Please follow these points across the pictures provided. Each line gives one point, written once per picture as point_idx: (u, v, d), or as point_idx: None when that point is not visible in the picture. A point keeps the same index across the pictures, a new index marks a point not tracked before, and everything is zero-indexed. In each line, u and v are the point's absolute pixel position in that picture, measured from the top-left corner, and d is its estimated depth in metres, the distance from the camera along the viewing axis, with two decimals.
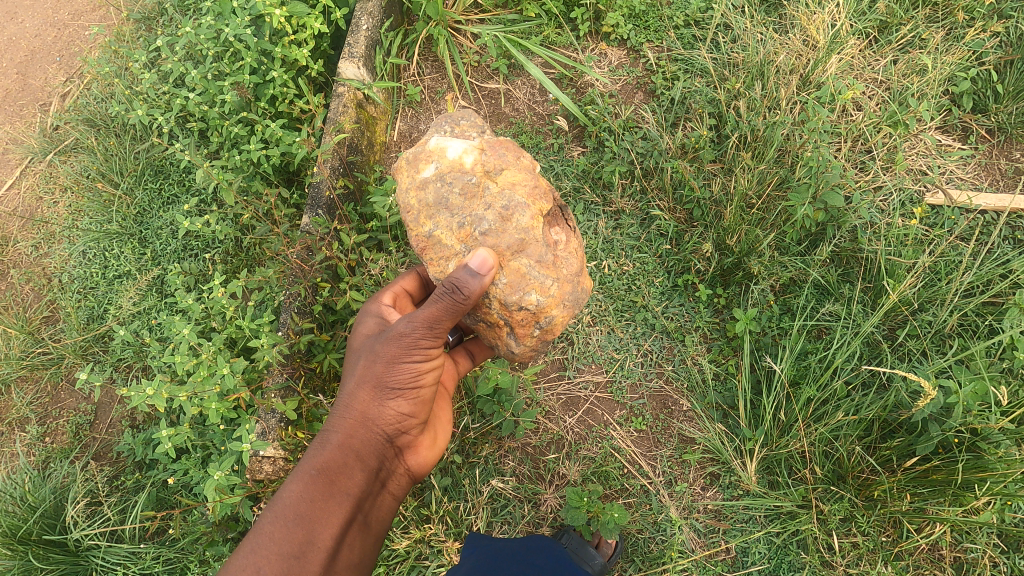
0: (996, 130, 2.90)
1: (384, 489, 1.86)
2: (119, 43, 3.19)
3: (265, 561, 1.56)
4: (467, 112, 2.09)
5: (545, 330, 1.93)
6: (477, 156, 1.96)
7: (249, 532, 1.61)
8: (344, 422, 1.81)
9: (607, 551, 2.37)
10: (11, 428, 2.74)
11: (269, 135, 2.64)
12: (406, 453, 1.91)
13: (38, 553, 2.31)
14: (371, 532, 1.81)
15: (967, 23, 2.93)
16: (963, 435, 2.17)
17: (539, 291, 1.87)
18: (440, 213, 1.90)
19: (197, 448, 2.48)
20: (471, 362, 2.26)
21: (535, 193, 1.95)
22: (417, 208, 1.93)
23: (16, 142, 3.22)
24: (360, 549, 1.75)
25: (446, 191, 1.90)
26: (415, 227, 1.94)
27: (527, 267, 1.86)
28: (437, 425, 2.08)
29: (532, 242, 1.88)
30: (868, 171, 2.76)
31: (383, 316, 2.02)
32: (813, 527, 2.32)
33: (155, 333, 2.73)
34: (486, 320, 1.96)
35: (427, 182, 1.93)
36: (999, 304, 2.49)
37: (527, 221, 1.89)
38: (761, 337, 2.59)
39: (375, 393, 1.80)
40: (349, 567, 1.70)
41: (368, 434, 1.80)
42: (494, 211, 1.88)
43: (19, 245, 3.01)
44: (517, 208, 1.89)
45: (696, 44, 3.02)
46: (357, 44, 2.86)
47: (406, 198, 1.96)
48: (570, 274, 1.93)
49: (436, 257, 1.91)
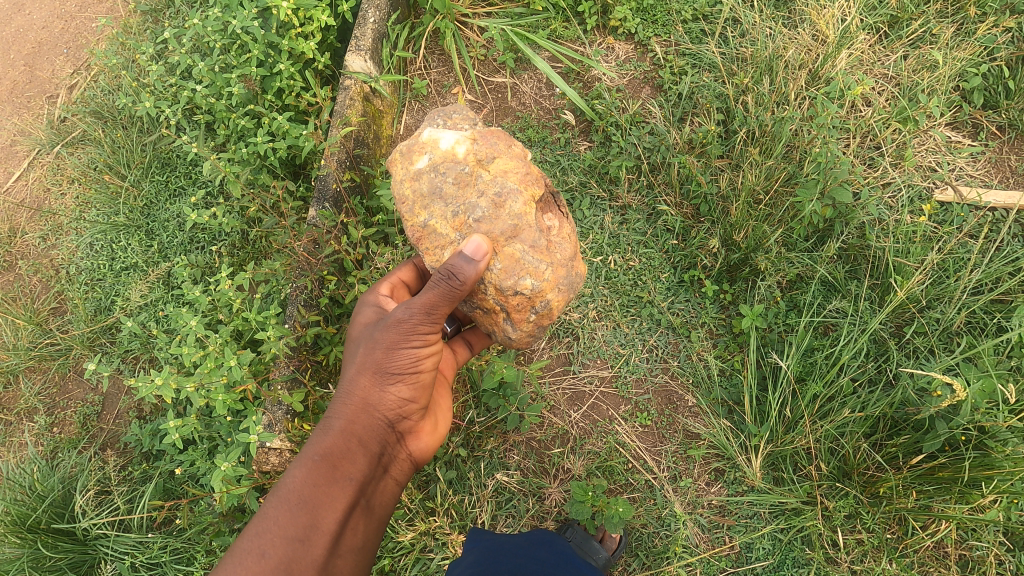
0: (1007, 127, 2.87)
1: (387, 474, 1.86)
2: (126, 35, 3.18)
3: (269, 547, 1.56)
4: (459, 106, 2.07)
5: (541, 314, 1.93)
6: (468, 146, 1.95)
7: (254, 517, 1.61)
8: (345, 409, 1.81)
9: (611, 545, 2.38)
10: (20, 418, 2.77)
11: (276, 128, 2.63)
12: (408, 438, 1.92)
13: (47, 541, 2.32)
14: (376, 516, 1.81)
15: (979, 19, 2.91)
16: (971, 432, 2.16)
17: (534, 276, 1.86)
18: (434, 203, 1.90)
19: (203, 439, 2.50)
20: (469, 351, 2.26)
21: (528, 180, 1.95)
22: (411, 199, 1.94)
23: (23, 134, 3.22)
24: (365, 532, 1.75)
25: (440, 181, 1.91)
26: (411, 217, 1.95)
27: (521, 252, 1.85)
28: (438, 412, 2.09)
29: (526, 228, 1.88)
30: (877, 167, 2.75)
31: (381, 306, 2.02)
32: (819, 524, 2.31)
33: (162, 325, 2.75)
34: (483, 306, 1.96)
35: (421, 174, 1.93)
36: (1008, 301, 2.47)
37: (520, 208, 1.88)
38: (768, 333, 2.58)
39: (376, 379, 1.80)
40: (354, 550, 1.70)
41: (370, 419, 1.80)
42: (487, 199, 1.88)
43: (28, 237, 3.03)
44: (510, 195, 1.89)
45: (704, 39, 3.00)
46: (364, 37, 2.87)
47: (401, 189, 1.97)
48: (564, 259, 1.93)
49: (432, 246, 1.91)
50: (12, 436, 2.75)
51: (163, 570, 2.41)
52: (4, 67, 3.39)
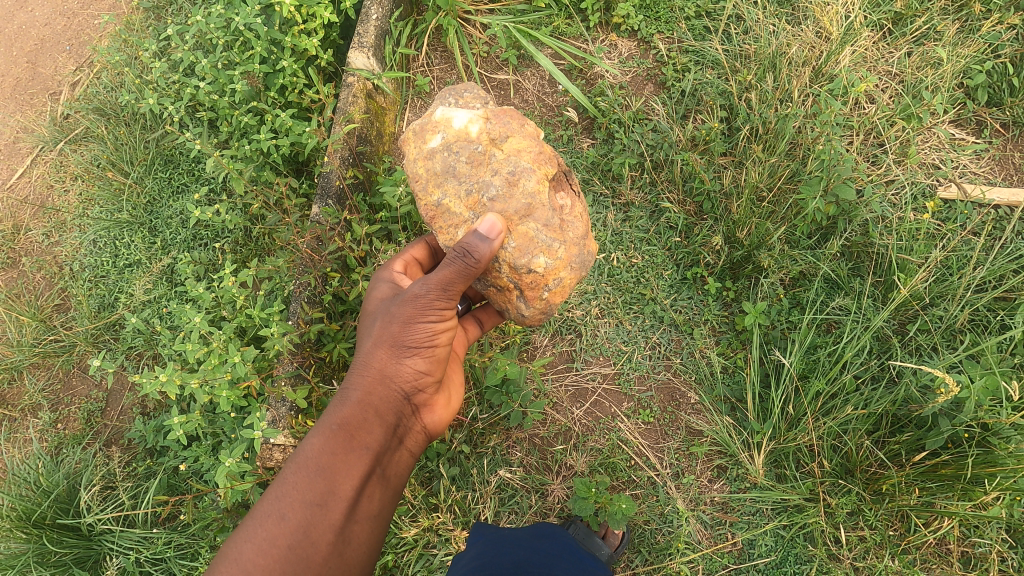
0: (1011, 125, 2.87)
1: (402, 446, 1.85)
2: (129, 32, 3.18)
3: (288, 509, 1.56)
4: (471, 85, 2.09)
5: (553, 292, 1.95)
6: (481, 125, 1.96)
7: (273, 482, 1.61)
8: (362, 380, 1.80)
9: (614, 542, 2.39)
10: (23, 414, 2.77)
11: (279, 125, 2.64)
12: (422, 411, 1.91)
13: (52, 537, 2.33)
14: (392, 486, 1.81)
15: (984, 15, 2.90)
16: (973, 430, 2.15)
17: (547, 254, 1.88)
18: (448, 182, 1.92)
19: (207, 435, 2.50)
20: (480, 329, 2.26)
21: (541, 158, 1.96)
22: (425, 177, 1.94)
23: (26, 130, 3.23)
24: (381, 501, 1.74)
25: (453, 160, 1.92)
26: (424, 195, 1.96)
27: (535, 231, 1.87)
28: (452, 387, 2.09)
29: (539, 207, 1.89)
30: (880, 165, 2.75)
31: (396, 282, 2.03)
32: (821, 521, 2.32)
33: (166, 321, 2.76)
34: (496, 284, 1.97)
35: (434, 153, 1.94)
36: (1011, 299, 2.47)
37: (533, 186, 1.90)
38: (771, 330, 2.58)
39: (394, 350, 1.80)
40: (370, 518, 1.69)
41: (387, 391, 1.80)
42: (501, 177, 1.89)
43: (31, 233, 3.03)
44: (524, 173, 1.90)
45: (707, 35, 3.00)
46: (366, 34, 2.87)
47: (414, 168, 1.98)
48: (576, 237, 1.95)
49: (445, 226, 1.93)
50: (15, 432, 2.75)
51: (167, 565, 2.42)
52: (6, 64, 3.39)
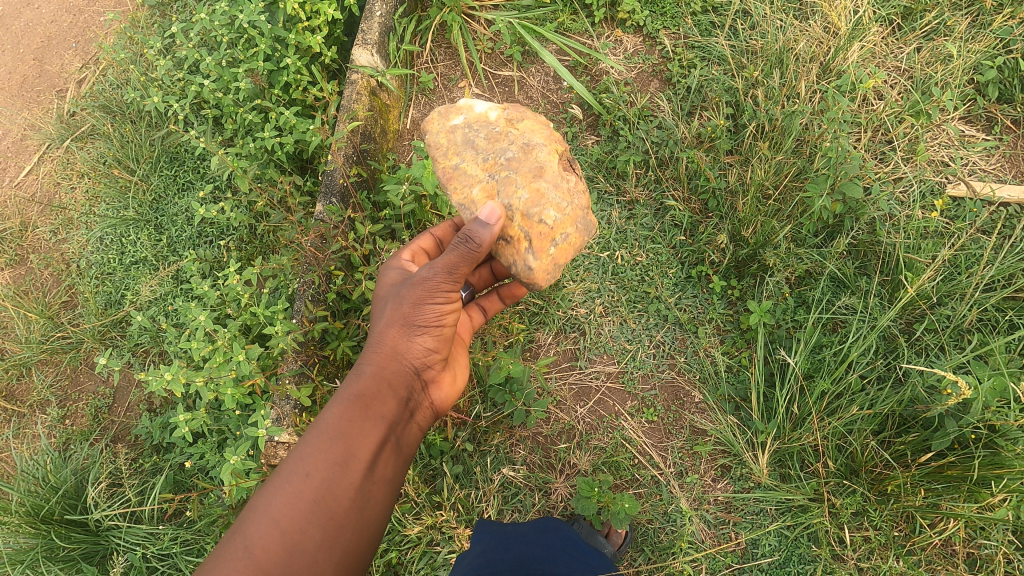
0: (1022, 121, 2.82)
1: (414, 422, 1.83)
2: (134, 29, 3.20)
3: (306, 475, 1.53)
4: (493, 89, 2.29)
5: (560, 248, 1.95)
6: (500, 111, 2.10)
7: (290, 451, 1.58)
8: (375, 357, 1.79)
9: (617, 540, 2.38)
10: (33, 410, 2.80)
11: (283, 123, 2.65)
12: (432, 390, 1.90)
13: (60, 532, 2.36)
14: (404, 461, 1.78)
15: (995, 10, 2.85)
16: (980, 431, 2.14)
17: (557, 210, 1.92)
18: (466, 151, 2.01)
19: (212, 432, 2.52)
20: (484, 317, 2.28)
21: (554, 139, 2.08)
22: (445, 147, 2.04)
23: (33, 128, 3.24)
24: (395, 474, 1.72)
25: (473, 135, 2.03)
26: (442, 163, 2.04)
27: (547, 189, 1.94)
28: (457, 371, 2.08)
29: (552, 172, 1.97)
30: (888, 162, 2.73)
31: (404, 269, 2.05)
32: (825, 521, 2.30)
33: (171, 318, 2.77)
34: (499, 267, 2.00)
35: (456, 128, 2.05)
36: (1021, 298, 2.45)
37: (547, 155, 2.00)
38: (776, 329, 2.57)
39: (406, 328, 1.80)
40: (385, 490, 1.67)
41: (399, 367, 1.79)
42: (516, 146, 1.99)
43: (39, 231, 3.05)
44: (537, 145, 2.00)
45: (714, 31, 2.98)
46: (370, 31, 2.85)
47: (435, 141, 2.07)
48: (585, 203, 2.01)
49: (461, 187, 1.98)
50: (24, 428, 2.78)
51: (173, 561, 2.44)
52: (13, 61, 3.41)
